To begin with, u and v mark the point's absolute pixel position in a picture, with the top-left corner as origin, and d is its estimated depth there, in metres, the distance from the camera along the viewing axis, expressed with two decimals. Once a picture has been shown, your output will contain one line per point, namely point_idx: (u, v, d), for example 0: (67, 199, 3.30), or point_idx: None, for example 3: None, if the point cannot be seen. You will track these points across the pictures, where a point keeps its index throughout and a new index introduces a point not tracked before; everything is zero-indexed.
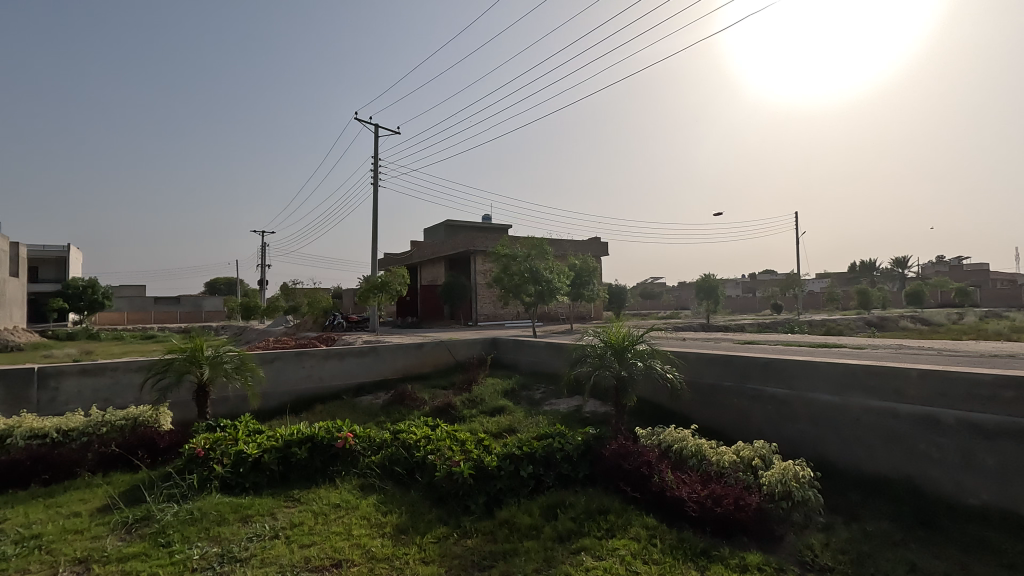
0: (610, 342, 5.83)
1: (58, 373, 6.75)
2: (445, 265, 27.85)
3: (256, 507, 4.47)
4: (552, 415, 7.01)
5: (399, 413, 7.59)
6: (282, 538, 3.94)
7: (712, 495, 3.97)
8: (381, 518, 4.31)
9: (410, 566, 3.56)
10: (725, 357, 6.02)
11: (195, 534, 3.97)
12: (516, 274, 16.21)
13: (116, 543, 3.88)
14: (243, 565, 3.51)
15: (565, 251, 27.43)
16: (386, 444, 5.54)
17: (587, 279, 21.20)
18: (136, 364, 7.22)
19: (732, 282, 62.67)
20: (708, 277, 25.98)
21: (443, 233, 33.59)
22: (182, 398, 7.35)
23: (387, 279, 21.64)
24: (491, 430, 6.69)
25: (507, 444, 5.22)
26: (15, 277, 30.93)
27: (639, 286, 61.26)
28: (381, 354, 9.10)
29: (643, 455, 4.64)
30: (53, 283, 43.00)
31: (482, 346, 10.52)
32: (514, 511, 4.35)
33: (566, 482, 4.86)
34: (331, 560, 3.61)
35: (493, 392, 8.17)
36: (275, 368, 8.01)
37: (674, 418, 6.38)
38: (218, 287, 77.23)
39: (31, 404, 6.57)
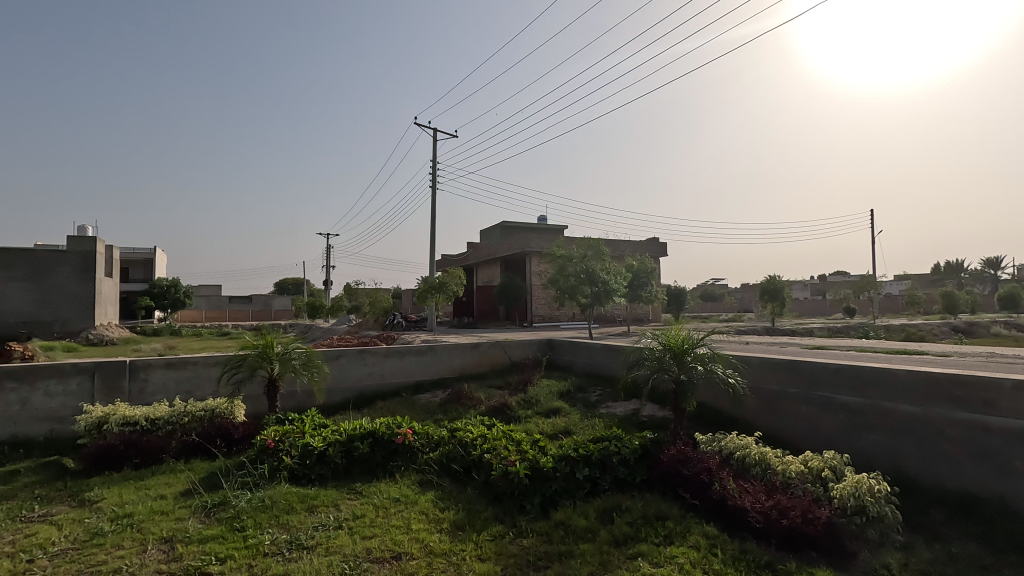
0: (669, 345, 5.67)
1: (147, 365, 7.32)
2: (501, 266, 28.14)
3: (321, 498, 4.67)
4: (608, 418, 6.93)
5: (456, 412, 7.72)
6: (345, 528, 4.10)
7: (777, 506, 3.81)
8: (439, 514, 4.41)
9: (467, 563, 3.61)
10: (792, 363, 5.76)
11: (267, 520, 4.20)
12: (572, 274, 16.14)
13: (197, 525, 4.17)
14: (310, 553, 3.69)
15: (622, 251, 27.13)
16: (444, 441, 5.68)
17: (644, 281, 20.84)
18: (214, 359, 7.73)
19: (800, 283, 59.74)
20: (773, 279, 24.87)
21: (499, 233, 33.93)
22: (255, 392, 7.79)
23: (444, 279, 22.06)
24: (546, 431, 6.70)
25: (562, 446, 5.21)
26: (110, 277, 33.69)
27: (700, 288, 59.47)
28: (438, 353, 9.29)
29: (703, 461, 4.52)
30: (142, 284, 46.58)
31: (538, 346, 10.53)
32: (570, 513, 4.34)
33: (623, 486, 4.81)
34: (391, 553, 3.73)
35: (548, 394, 8.16)
36: (339, 365, 8.35)
37: (736, 425, 6.17)
38: (285, 287, 81.63)
39: (123, 394, 7.13)
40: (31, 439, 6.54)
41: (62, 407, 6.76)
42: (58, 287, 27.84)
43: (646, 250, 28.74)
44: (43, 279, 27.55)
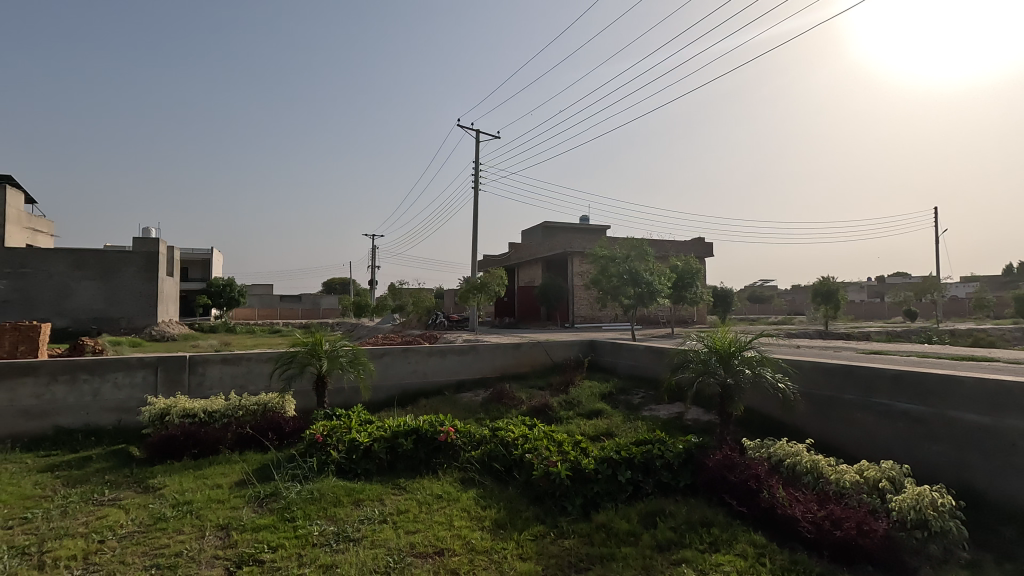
0: (715, 347, 5.53)
1: (204, 360, 7.70)
2: (542, 267, 28.13)
3: (367, 492, 4.80)
4: (652, 421, 6.82)
5: (498, 411, 7.77)
6: (389, 523, 4.19)
7: (830, 517, 3.66)
8: (480, 512, 4.45)
9: (508, 561, 3.64)
10: (846, 368, 5.52)
11: (315, 512, 4.34)
12: (615, 275, 15.98)
13: (250, 514, 4.35)
14: (356, 545, 3.80)
15: (666, 252, 26.66)
16: (485, 440, 5.72)
17: (689, 281, 20.39)
18: (266, 355, 8.05)
19: (855, 285, 57.12)
20: (827, 280, 23.89)
21: (541, 233, 33.94)
22: (304, 388, 8.07)
23: (486, 280, 22.25)
24: (588, 432, 6.65)
25: (604, 448, 5.17)
26: (171, 277, 35.61)
27: (748, 289, 57.79)
28: (480, 352, 9.37)
29: (751, 468, 4.39)
30: (201, 283, 49.02)
31: (580, 347, 10.47)
32: (612, 515, 4.30)
33: (667, 490, 4.73)
34: (434, 548, 3.79)
35: (591, 396, 8.09)
36: (384, 363, 8.56)
37: (786, 431, 5.97)
38: (333, 287, 84.27)
39: (183, 386, 7.51)
40: (102, 427, 7.00)
41: (129, 399, 7.18)
42: (125, 285, 29.59)
43: (691, 250, 28.12)
44: (112, 278, 29.35)
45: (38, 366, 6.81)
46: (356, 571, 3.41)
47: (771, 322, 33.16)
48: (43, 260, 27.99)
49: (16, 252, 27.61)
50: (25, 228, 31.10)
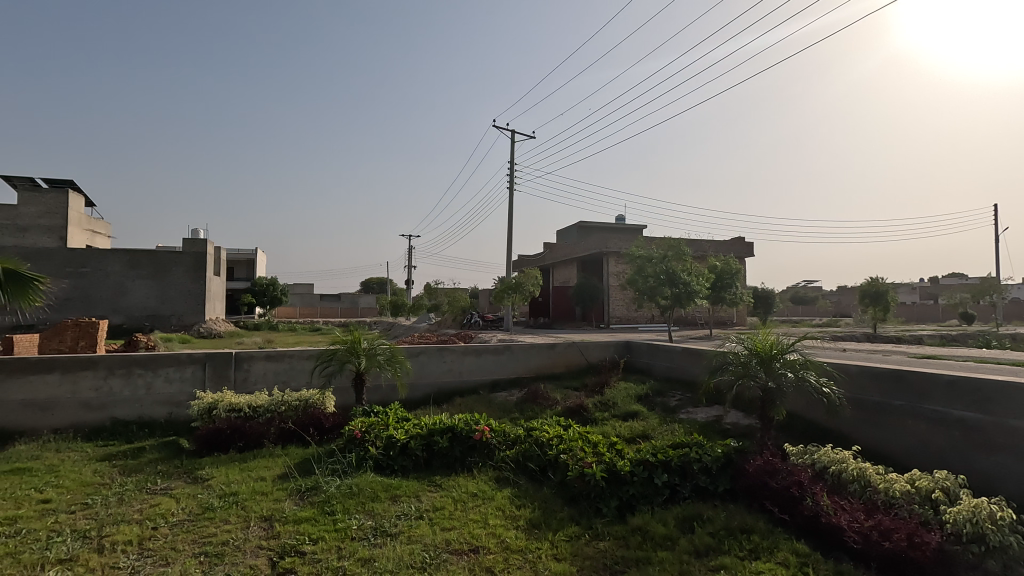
0: (755, 349, 5.39)
1: (249, 357, 7.98)
2: (578, 267, 27.98)
3: (403, 489, 4.88)
4: (689, 424, 6.70)
5: (532, 411, 7.77)
6: (426, 519, 4.25)
7: (878, 527, 3.52)
8: (515, 511, 4.46)
9: (543, 561, 3.64)
10: (896, 373, 5.29)
11: (354, 506, 4.44)
12: (651, 275, 15.74)
13: (292, 507, 4.49)
14: (393, 540, 3.87)
15: (704, 251, 26.14)
16: (520, 440, 5.73)
17: (729, 282, 19.90)
18: (307, 353, 8.27)
19: (906, 287, 54.65)
20: (875, 281, 22.96)
21: (576, 233, 33.78)
22: (343, 385, 8.26)
23: (521, 280, 22.30)
24: (624, 434, 6.58)
25: (640, 450, 5.10)
26: (218, 276, 37.02)
27: (790, 290, 56.05)
28: (515, 352, 9.39)
29: (794, 475, 4.26)
30: (246, 283, 50.78)
31: (615, 348, 10.36)
32: (648, 518, 4.25)
33: (704, 495, 4.64)
34: (469, 546, 3.83)
35: (626, 397, 8.00)
36: (420, 362, 8.68)
37: (831, 437, 5.76)
38: (371, 286, 85.93)
39: (229, 382, 7.81)
40: (154, 420, 7.34)
41: (179, 393, 7.50)
42: (175, 284, 30.89)
43: (730, 250, 27.47)
44: (164, 277, 30.70)
45: (96, 360, 7.19)
46: (393, 565, 3.47)
47: (799, 321, 36.46)
48: (101, 260, 29.49)
49: (77, 252, 29.20)
50: (85, 229, 32.86)
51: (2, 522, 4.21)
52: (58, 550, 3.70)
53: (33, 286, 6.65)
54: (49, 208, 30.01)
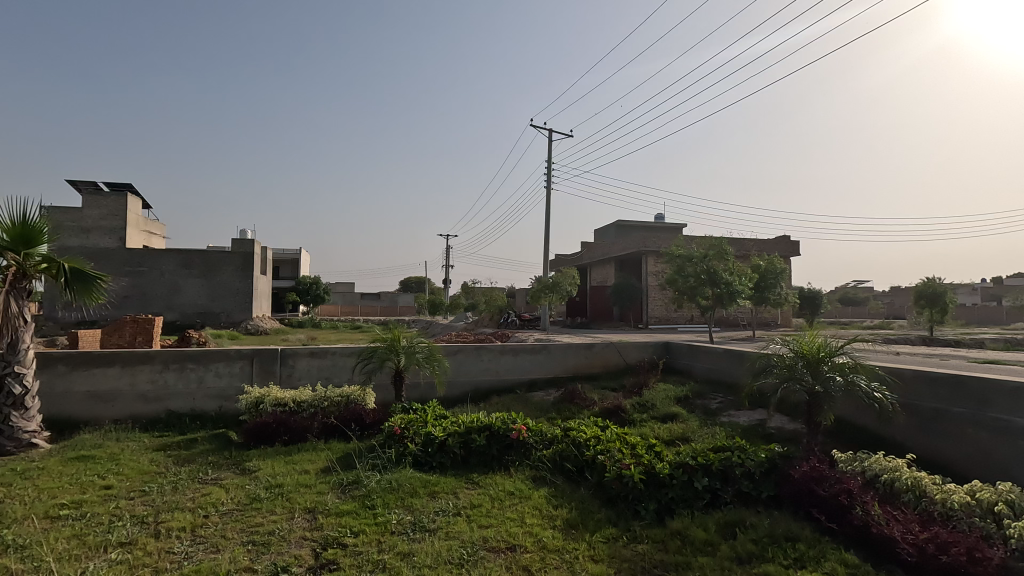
0: (801, 352, 5.22)
1: (294, 354, 8.23)
2: (616, 266, 27.70)
3: (441, 485, 4.94)
4: (731, 427, 6.54)
5: (569, 411, 7.74)
6: (463, 516, 4.29)
7: (934, 539, 3.34)
8: (552, 511, 4.45)
9: (580, 562, 3.62)
10: (954, 378, 5.03)
11: (394, 501, 4.53)
12: (692, 275, 15.43)
13: (335, 499, 4.61)
14: (432, 535, 3.93)
15: (748, 251, 25.49)
16: (557, 440, 5.71)
17: (773, 282, 19.31)
18: (349, 350, 8.48)
19: (966, 287, 51.81)
20: (931, 281, 21.89)
21: (614, 232, 33.45)
22: (384, 382, 8.43)
23: (558, 279, 22.24)
24: (663, 436, 6.48)
25: (680, 453, 5.01)
26: (265, 275, 38.32)
27: (839, 291, 53.98)
28: (552, 352, 9.37)
29: (842, 482, 4.10)
30: (290, 282, 52.36)
31: (654, 349, 10.19)
32: (687, 523, 4.17)
33: (747, 501, 4.52)
34: (507, 544, 3.85)
35: (665, 399, 7.86)
36: (458, 360, 8.77)
37: (884, 444, 5.52)
38: (410, 285, 87.47)
39: (275, 377, 8.07)
40: (206, 412, 7.66)
41: (228, 387, 7.81)
42: (225, 283, 32.15)
43: (775, 249, 26.66)
44: (214, 276, 32.00)
45: (153, 355, 7.56)
46: (432, 560, 3.53)
47: (851, 322, 38.57)
48: (157, 259, 30.98)
49: (135, 252, 30.77)
50: (142, 230, 34.60)
51: (69, 505, 4.49)
52: (119, 533, 3.91)
53: (96, 285, 7.05)
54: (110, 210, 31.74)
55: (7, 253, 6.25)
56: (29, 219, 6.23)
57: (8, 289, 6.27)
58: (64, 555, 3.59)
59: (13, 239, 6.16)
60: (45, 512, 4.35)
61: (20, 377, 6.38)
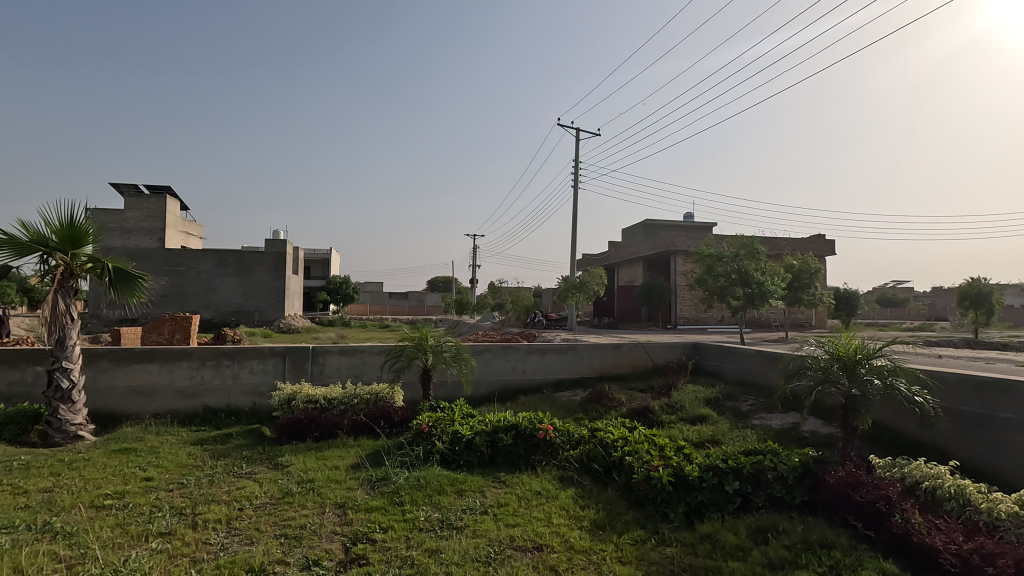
0: (837, 354, 5.08)
1: (325, 351, 8.40)
2: (644, 266, 27.41)
3: (468, 483, 4.97)
4: (762, 430, 6.40)
5: (596, 411, 7.69)
6: (490, 514, 4.31)
7: (979, 550, 3.20)
8: (579, 512, 4.43)
9: (607, 563, 3.60)
10: (1001, 382, 4.82)
11: (422, 498, 4.58)
12: (722, 275, 15.16)
13: (364, 495, 4.69)
14: (459, 532, 3.96)
15: (780, 250, 24.92)
16: (584, 440, 5.68)
17: (807, 282, 18.82)
18: (378, 348, 8.61)
19: (1014, 288, 49.59)
20: (976, 281, 21.03)
21: (642, 232, 33.12)
22: (412, 380, 8.53)
23: (585, 279, 22.13)
24: (692, 438, 6.38)
25: (709, 455, 4.93)
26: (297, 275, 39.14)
27: (877, 291, 52.29)
28: (579, 352, 9.33)
29: (880, 489, 3.97)
30: (321, 281, 53.36)
31: (683, 349, 10.04)
32: (717, 527, 4.10)
33: (779, 505, 4.42)
34: (533, 543, 3.85)
35: (694, 400, 7.73)
36: (485, 359, 8.81)
37: (925, 450, 5.32)
38: (437, 285, 88.19)
39: (307, 374, 8.25)
40: (240, 408, 7.88)
41: (262, 383, 8.02)
42: (258, 282, 32.95)
43: (809, 248, 26.00)
44: (248, 276, 32.84)
45: (191, 352, 7.81)
46: (459, 557, 3.55)
47: (890, 322, 40.08)
48: (194, 259, 31.96)
49: (174, 252, 31.81)
50: (180, 231, 35.76)
51: (112, 495, 4.67)
52: (159, 524, 4.05)
53: (138, 284, 7.31)
54: (151, 211, 32.88)
55: (56, 253, 6.53)
56: (76, 220, 6.50)
57: (56, 288, 6.55)
58: (107, 543, 3.74)
59: (61, 239, 6.44)
60: (90, 501, 4.54)
61: (68, 371, 6.66)
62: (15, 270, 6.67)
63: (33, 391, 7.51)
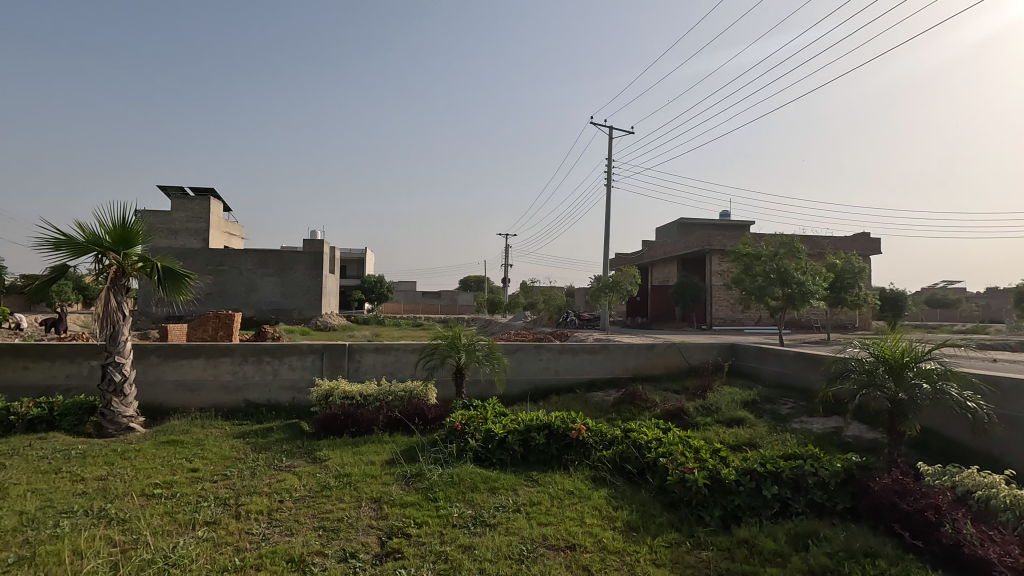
0: (883, 357, 4.89)
1: (361, 349, 8.57)
2: (678, 265, 26.99)
3: (501, 482, 5.00)
4: (802, 434, 6.23)
5: (630, 412, 7.62)
6: (523, 513, 4.32)
7: None
8: (612, 512, 4.40)
9: (641, 564, 3.57)
10: None
11: (455, 495, 4.63)
12: (760, 274, 14.77)
13: (399, 491, 4.77)
14: (493, 530, 3.98)
15: (822, 249, 24.16)
16: (617, 441, 5.63)
17: (851, 282, 18.18)
18: (412, 346, 8.73)
19: None
20: None
21: (676, 232, 32.64)
22: (445, 378, 8.63)
23: (618, 279, 21.92)
24: (728, 441, 6.25)
25: (746, 459, 4.82)
26: (333, 274, 40.01)
27: (926, 291, 50.44)
28: (612, 352, 9.25)
29: (929, 497, 3.81)
30: (356, 280, 54.35)
31: (719, 350, 9.84)
32: (755, 532, 4.00)
33: (820, 512, 4.30)
34: (566, 543, 3.84)
35: (731, 403, 7.56)
36: (517, 359, 8.84)
37: (977, 458, 5.08)
38: (469, 285, 89.13)
39: (343, 371, 8.43)
40: (280, 403, 8.11)
41: (301, 379, 8.24)
42: (296, 281, 33.80)
43: (853, 247, 25.11)
44: (287, 275, 33.73)
45: (234, 348, 8.08)
46: (492, 554, 3.58)
47: (941, 321, 41.22)
48: (236, 259, 33.03)
49: (217, 252, 32.93)
50: (223, 232, 37.00)
51: (161, 485, 4.88)
52: (204, 513, 4.22)
53: (184, 282, 7.60)
54: (196, 212, 34.14)
55: (109, 253, 6.86)
56: (128, 221, 6.82)
57: (109, 286, 6.88)
58: (158, 529, 3.92)
59: (114, 240, 6.77)
60: (141, 490, 4.76)
61: (120, 366, 6.98)
62: (72, 269, 7.03)
63: (88, 384, 7.92)
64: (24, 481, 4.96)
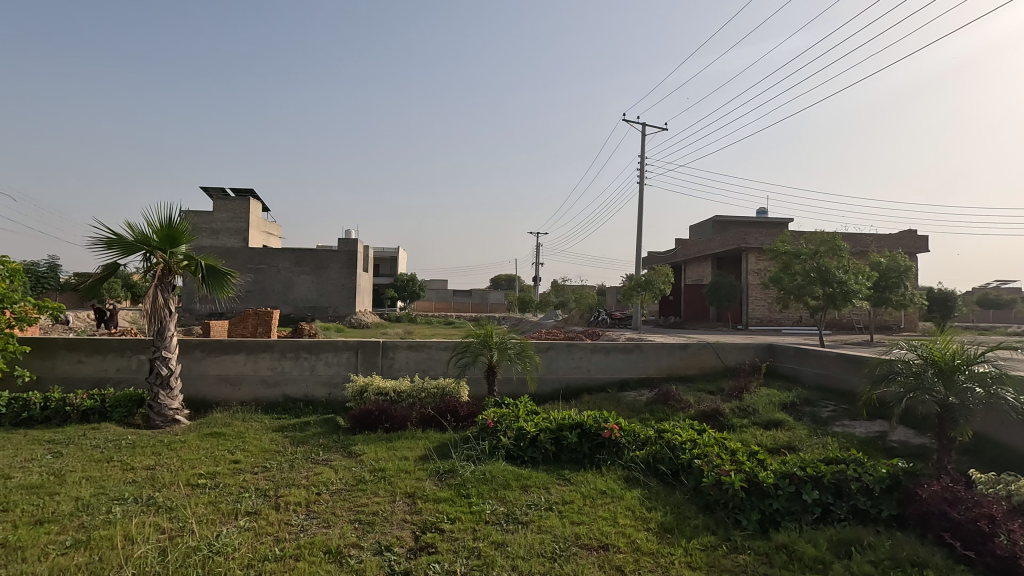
0: (932, 359, 4.69)
1: (395, 346, 8.70)
2: (713, 264, 26.48)
3: (533, 479, 5.00)
4: (844, 438, 6.03)
5: (663, 412, 7.52)
6: (556, 511, 4.32)
7: None
8: (646, 513, 4.36)
9: (675, 567, 3.52)
10: None
11: (488, 492, 4.65)
12: (799, 273, 14.35)
13: (432, 486, 4.83)
14: (525, 527, 4.00)
15: (866, 247, 23.33)
16: (651, 441, 5.57)
17: (896, 281, 17.49)
18: (444, 344, 8.82)
19: None
20: None
21: (711, 229, 31.99)
22: (477, 376, 8.69)
23: (651, 278, 21.63)
24: (766, 444, 6.10)
25: (786, 462, 4.70)
26: (367, 272, 40.73)
27: (977, 290, 48.61)
28: (645, 352, 9.15)
29: (981, 507, 3.64)
30: (389, 279, 55.08)
31: (756, 351, 9.60)
32: (795, 537, 3.90)
33: (864, 518, 4.16)
34: (599, 542, 3.82)
35: (768, 404, 7.37)
36: (549, 357, 8.83)
37: None
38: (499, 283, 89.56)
39: (377, 367, 8.57)
40: (317, 398, 8.31)
41: (336, 375, 8.42)
42: (332, 280, 34.50)
43: (898, 245, 24.15)
44: (322, 273, 34.46)
45: (273, 344, 8.31)
46: (525, 551, 3.59)
47: (995, 321, 40.74)
48: (275, 258, 33.92)
49: (256, 251, 33.87)
50: (262, 232, 38.04)
51: (205, 475, 5.07)
52: (246, 503, 4.36)
53: (226, 279, 7.87)
54: (236, 212, 35.25)
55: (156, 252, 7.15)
56: (174, 221, 7.10)
57: (156, 284, 7.17)
58: (202, 518, 4.06)
59: (161, 239, 7.06)
60: (187, 479, 4.95)
61: (166, 360, 7.26)
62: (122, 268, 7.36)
63: (138, 377, 8.28)
64: (79, 468, 5.22)
